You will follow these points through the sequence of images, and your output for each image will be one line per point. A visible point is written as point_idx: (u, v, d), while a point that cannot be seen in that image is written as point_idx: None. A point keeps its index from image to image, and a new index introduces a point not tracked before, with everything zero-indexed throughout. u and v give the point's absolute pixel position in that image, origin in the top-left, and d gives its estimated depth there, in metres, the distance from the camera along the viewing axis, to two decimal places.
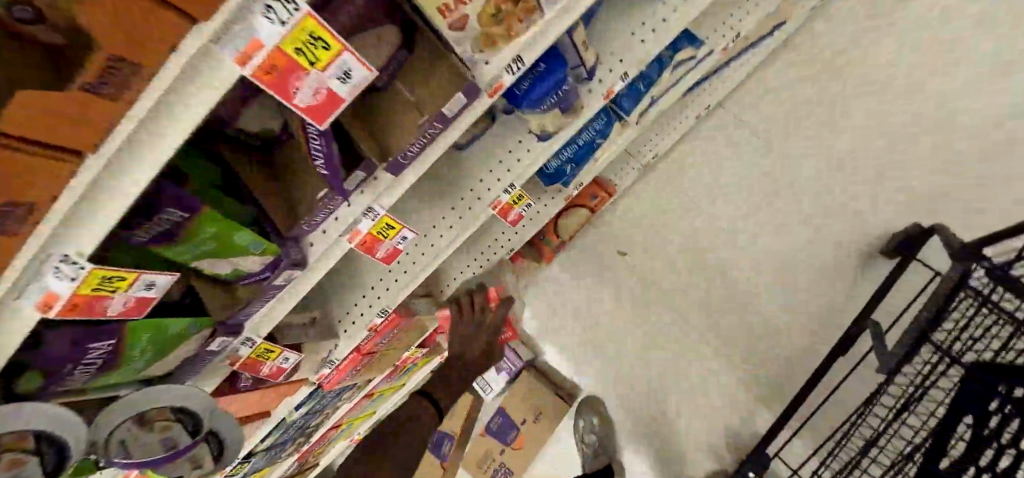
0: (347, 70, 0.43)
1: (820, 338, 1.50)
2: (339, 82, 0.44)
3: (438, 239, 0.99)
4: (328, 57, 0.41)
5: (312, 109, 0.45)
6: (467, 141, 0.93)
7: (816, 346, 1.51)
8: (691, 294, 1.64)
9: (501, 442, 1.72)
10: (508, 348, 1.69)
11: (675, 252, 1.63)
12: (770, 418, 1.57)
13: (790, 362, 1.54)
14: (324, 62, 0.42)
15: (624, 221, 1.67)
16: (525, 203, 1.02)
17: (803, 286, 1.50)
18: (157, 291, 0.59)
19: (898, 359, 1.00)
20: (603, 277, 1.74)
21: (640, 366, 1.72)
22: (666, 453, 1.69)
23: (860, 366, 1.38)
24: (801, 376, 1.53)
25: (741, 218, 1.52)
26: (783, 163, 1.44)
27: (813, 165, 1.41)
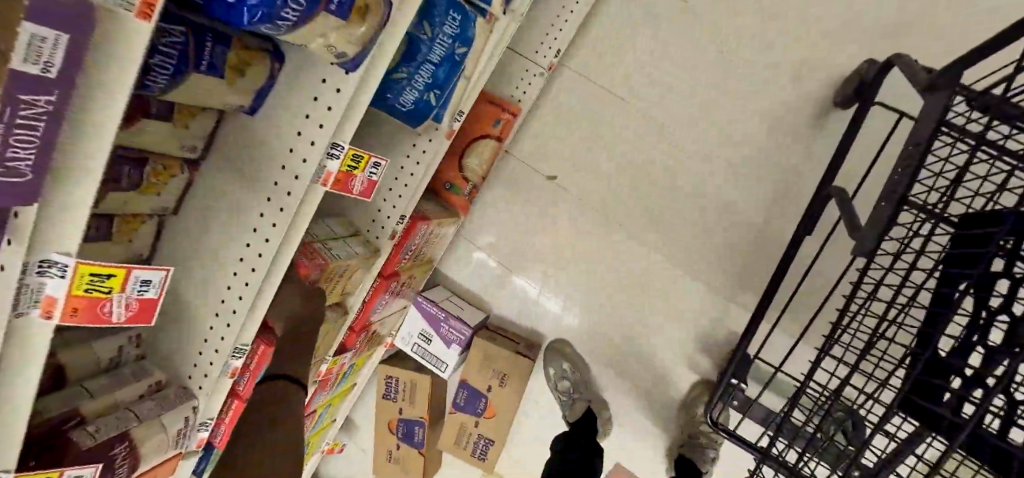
0: None
1: (787, 217, 1.29)
2: None
3: (264, 246, 0.70)
4: None
5: None
6: (247, 100, 0.62)
7: (784, 228, 1.30)
8: (634, 201, 1.41)
9: (473, 415, 1.53)
10: (450, 315, 1.45)
11: (608, 160, 1.41)
12: (744, 313, 1.38)
13: (760, 253, 1.34)
14: None
15: (542, 140, 1.46)
16: (369, 166, 0.74)
17: (757, 165, 1.29)
18: None
19: (878, 236, 0.77)
20: (539, 208, 1.50)
21: (596, 293, 1.50)
22: (647, 384, 1.49)
23: (831, 238, 1.18)
24: (768, 260, 1.33)
25: (671, 100, 1.32)
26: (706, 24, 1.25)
27: (741, 18, 1.22)
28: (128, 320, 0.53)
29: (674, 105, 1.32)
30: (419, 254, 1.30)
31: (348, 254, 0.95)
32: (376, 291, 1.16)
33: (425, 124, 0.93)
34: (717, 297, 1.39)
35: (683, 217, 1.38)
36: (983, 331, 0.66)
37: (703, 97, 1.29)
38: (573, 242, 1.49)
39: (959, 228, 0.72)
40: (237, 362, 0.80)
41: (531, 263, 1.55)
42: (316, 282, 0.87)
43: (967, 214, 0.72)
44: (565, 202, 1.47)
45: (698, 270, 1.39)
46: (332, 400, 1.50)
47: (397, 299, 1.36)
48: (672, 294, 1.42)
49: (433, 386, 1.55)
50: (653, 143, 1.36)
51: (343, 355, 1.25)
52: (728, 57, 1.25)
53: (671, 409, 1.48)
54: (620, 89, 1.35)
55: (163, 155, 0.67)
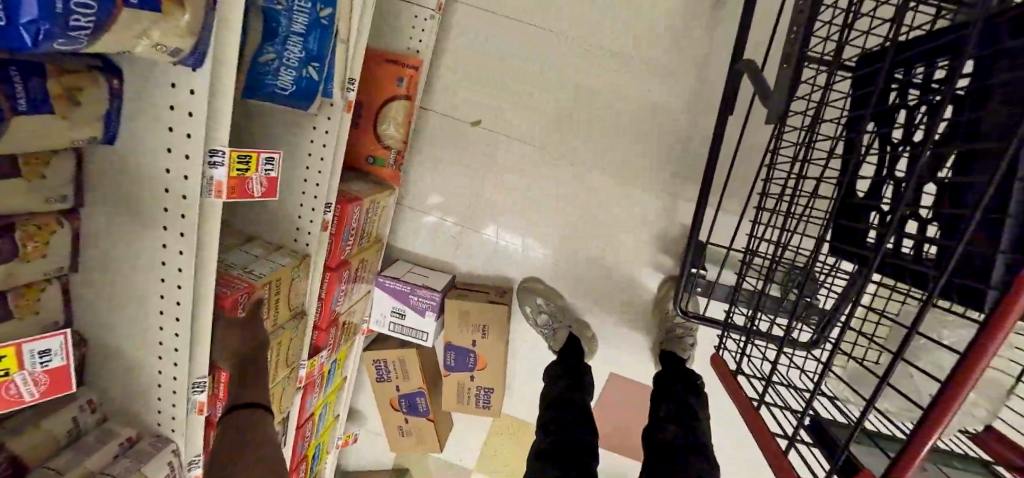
0: None
1: (710, 102, 1.30)
2: None
3: (179, 276, 0.66)
4: None
5: None
6: (95, 129, 0.56)
7: (710, 114, 1.32)
8: (563, 124, 1.39)
9: (466, 371, 1.56)
10: (414, 285, 1.44)
11: (527, 91, 1.37)
12: (691, 205, 1.42)
13: (694, 144, 1.35)
14: None
15: (455, 86, 1.40)
16: (262, 163, 0.70)
17: (672, 58, 1.29)
18: None
19: (787, 97, 0.78)
20: (472, 157, 1.47)
21: (553, 226, 1.51)
22: (620, 297, 1.55)
23: (752, 110, 1.21)
24: (702, 147, 1.35)
25: (574, 16, 1.29)
26: None
27: None
28: (43, 395, 0.50)
29: (578, 19, 1.29)
30: (364, 236, 1.24)
31: (270, 269, 0.92)
32: (329, 285, 1.13)
33: (317, 103, 0.86)
34: (665, 197, 1.42)
35: (614, 130, 1.37)
36: (892, 164, 0.68)
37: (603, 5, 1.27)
38: (515, 182, 1.48)
39: (858, 70, 0.73)
40: (200, 396, 0.78)
41: (480, 213, 1.53)
42: (246, 297, 0.84)
43: (865, 55, 0.72)
44: (495, 145, 1.44)
45: (641, 176, 1.41)
46: (328, 398, 1.50)
47: (358, 286, 1.34)
48: (624, 206, 1.44)
49: (421, 357, 1.56)
50: (568, 64, 1.33)
51: (320, 354, 1.23)
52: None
53: (645, 311, 1.55)
54: (524, 16, 1.31)
55: (32, 214, 0.60)
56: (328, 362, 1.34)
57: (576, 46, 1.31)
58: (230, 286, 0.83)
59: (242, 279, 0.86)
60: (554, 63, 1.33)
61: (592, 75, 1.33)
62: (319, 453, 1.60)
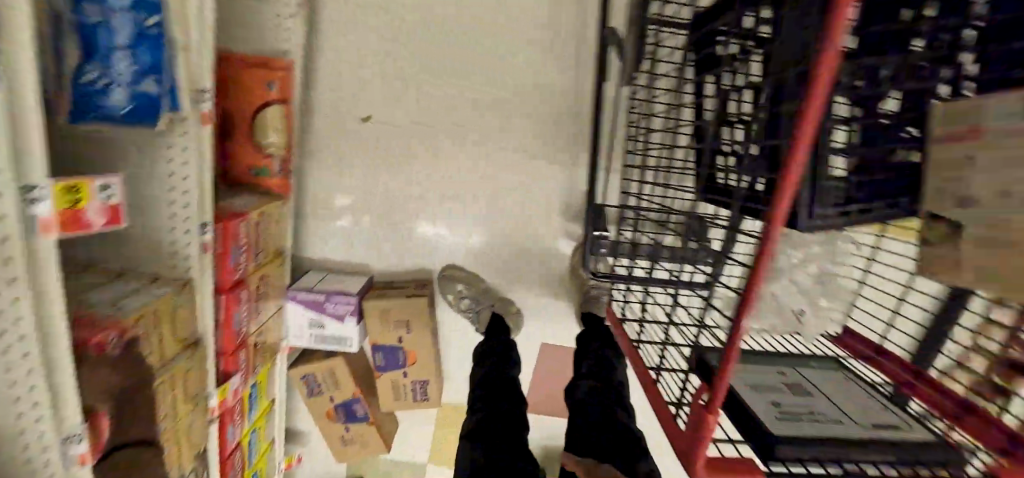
0: None
1: (590, 71, 1.36)
2: None
3: (22, 328, 0.60)
4: None
5: None
6: None
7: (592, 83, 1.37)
8: (454, 110, 1.39)
9: (398, 368, 1.55)
10: (327, 292, 1.40)
11: (412, 81, 1.36)
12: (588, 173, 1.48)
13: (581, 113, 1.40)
14: None
15: (336, 83, 1.36)
16: (95, 190, 0.66)
17: (548, 33, 1.33)
18: None
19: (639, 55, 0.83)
20: (368, 153, 1.44)
21: (462, 212, 1.51)
22: (537, 270, 1.60)
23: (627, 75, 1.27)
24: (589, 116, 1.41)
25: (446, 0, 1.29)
26: None
27: None
28: None
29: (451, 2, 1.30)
30: (259, 253, 1.17)
31: (144, 302, 0.86)
32: (226, 307, 1.08)
33: (166, 119, 0.79)
34: (564, 169, 1.46)
35: (503, 109, 1.40)
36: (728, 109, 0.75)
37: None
38: (416, 173, 1.47)
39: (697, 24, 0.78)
40: (80, 447, 0.71)
41: (386, 210, 1.51)
42: (118, 334, 0.79)
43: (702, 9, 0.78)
44: (389, 138, 1.42)
45: (537, 151, 1.44)
46: (256, 424, 1.44)
47: (265, 304, 1.28)
48: (527, 183, 1.48)
49: (350, 364, 1.53)
50: (448, 48, 1.33)
51: (232, 381, 1.17)
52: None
53: (562, 280, 1.61)
54: (397, 3, 1.30)
55: None
56: (245, 387, 1.28)
57: (451, 30, 1.32)
58: (94, 327, 0.77)
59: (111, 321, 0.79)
60: (433, 50, 1.33)
61: (473, 58, 1.34)
62: None
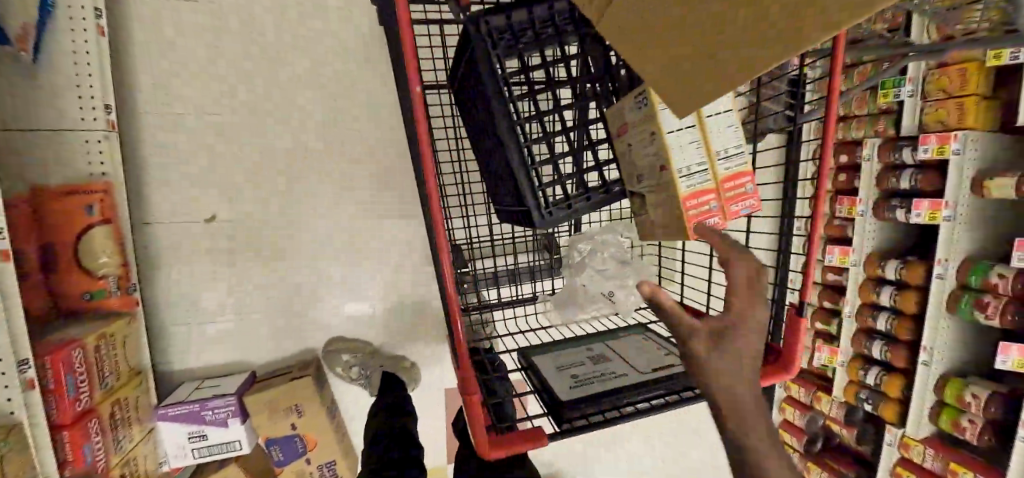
0: None
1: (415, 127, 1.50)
2: None
3: None
4: None
5: None
6: None
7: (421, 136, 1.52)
8: (297, 191, 1.47)
9: (300, 457, 1.50)
10: (200, 401, 1.36)
11: (250, 175, 1.43)
12: None
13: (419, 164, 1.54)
14: None
15: (171, 193, 1.39)
16: None
17: (368, 105, 1.46)
18: None
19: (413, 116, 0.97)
20: (221, 250, 1.46)
21: (331, 283, 1.56)
22: (421, 317, 1.66)
23: None
24: None
25: (266, 92, 1.39)
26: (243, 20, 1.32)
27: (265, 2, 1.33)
28: None
29: (271, 92, 1.39)
30: (104, 381, 1.14)
31: None
32: (73, 444, 1.04)
33: None
34: (417, 220, 1.57)
35: (341, 182, 1.50)
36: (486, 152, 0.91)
37: (288, 76, 1.39)
38: (274, 255, 1.50)
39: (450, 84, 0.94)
40: None
41: (253, 298, 1.52)
42: None
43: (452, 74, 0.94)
44: (238, 228, 1.46)
45: (387, 207, 1.54)
46: None
47: (129, 430, 1.23)
48: (387, 240, 1.57)
49: (246, 467, 1.47)
50: (277, 133, 1.42)
51: None
52: (283, 31, 1.36)
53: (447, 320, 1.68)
54: (216, 109, 1.36)
55: None
56: None
57: (276, 121, 1.41)
58: None
59: None
60: (263, 142, 1.41)
61: (304, 140, 1.44)
62: None
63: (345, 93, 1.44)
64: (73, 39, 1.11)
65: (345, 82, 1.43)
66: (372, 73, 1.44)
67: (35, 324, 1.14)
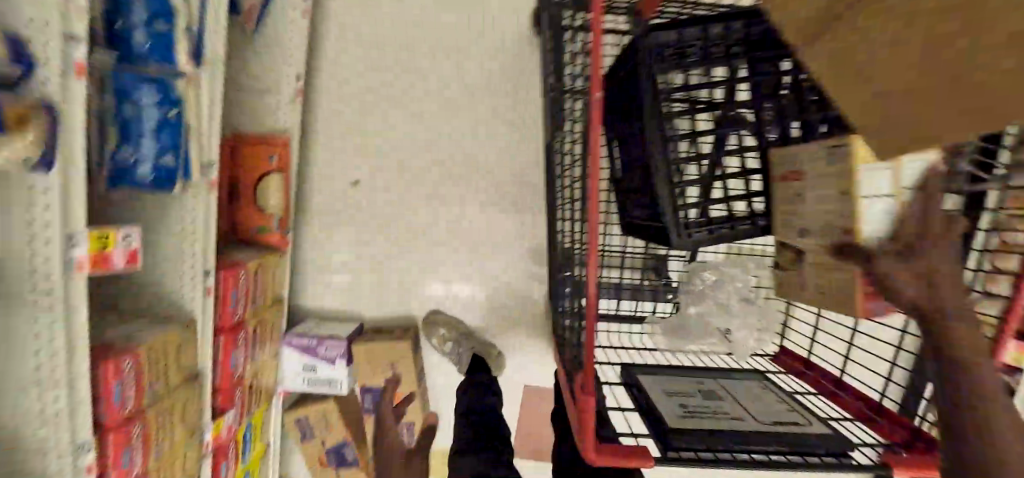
0: None
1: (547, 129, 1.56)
2: None
3: (52, 345, 0.78)
4: None
5: None
6: None
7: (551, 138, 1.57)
8: (430, 170, 1.60)
9: (385, 411, 1.63)
10: (317, 338, 1.54)
11: (394, 149, 1.59)
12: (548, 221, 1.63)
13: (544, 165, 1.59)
14: None
15: (328, 155, 1.60)
16: (120, 236, 0.84)
17: (506, 103, 1.55)
18: None
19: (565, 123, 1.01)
20: (359, 211, 1.64)
21: (439, 259, 1.67)
22: (516, 310, 1.71)
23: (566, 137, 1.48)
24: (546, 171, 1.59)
25: (423, 78, 1.54)
26: (415, 15, 1.49)
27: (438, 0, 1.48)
28: None
29: (428, 78, 1.54)
30: (255, 298, 1.34)
31: (155, 334, 1.01)
32: (224, 347, 1.24)
33: (180, 186, 1.00)
34: (528, 217, 1.63)
35: (468, 169, 1.60)
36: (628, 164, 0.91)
37: (445, 66, 1.53)
38: (399, 224, 1.65)
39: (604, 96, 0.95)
40: (88, 457, 0.86)
41: (374, 259, 1.68)
42: (135, 370, 0.93)
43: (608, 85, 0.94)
44: (376, 195, 1.63)
45: (506, 200, 1.62)
46: (250, 465, 1.54)
47: (261, 348, 1.43)
48: (497, 231, 1.64)
49: (341, 407, 1.63)
50: (424, 115, 1.56)
51: (225, 416, 1.29)
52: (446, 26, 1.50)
53: (540, 319, 1.71)
54: (379, 88, 1.55)
55: None
56: (239, 426, 1.39)
57: (425, 106, 1.56)
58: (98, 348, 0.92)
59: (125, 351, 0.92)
60: (410, 121, 1.57)
61: (444, 125, 1.57)
62: None
63: (487, 88, 1.54)
64: (288, 17, 1.35)
65: (490, 78, 1.54)
66: (514, 74, 1.53)
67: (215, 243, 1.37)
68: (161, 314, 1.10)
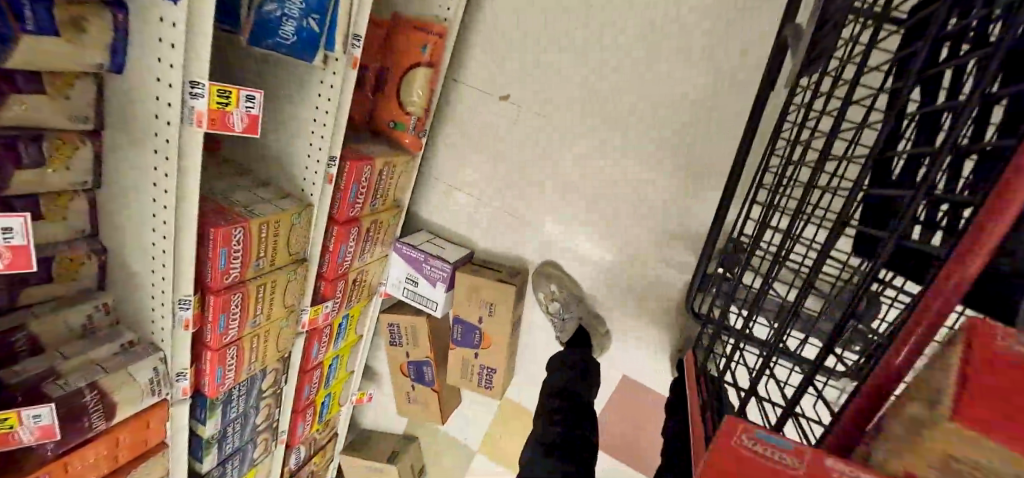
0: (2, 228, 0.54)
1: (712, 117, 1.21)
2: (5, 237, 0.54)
3: (166, 198, 0.75)
4: None
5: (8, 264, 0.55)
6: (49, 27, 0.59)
7: (708, 131, 1.22)
8: (589, 104, 1.33)
9: (471, 347, 1.54)
10: (425, 254, 1.47)
11: (556, 69, 1.33)
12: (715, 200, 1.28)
13: (693, 146, 1.25)
14: None
15: (483, 60, 1.40)
16: (244, 100, 0.74)
17: (711, 36, 1.15)
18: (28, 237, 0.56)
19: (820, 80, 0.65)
20: (497, 138, 1.47)
21: (569, 208, 1.45)
22: (638, 294, 1.45)
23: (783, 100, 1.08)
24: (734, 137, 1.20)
25: (582, 29, 1.27)
26: None
27: None
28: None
29: (583, 35, 1.27)
30: (375, 196, 1.25)
31: (272, 210, 0.96)
32: (336, 238, 1.20)
33: (322, 57, 0.90)
34: (689, 188, 1.29)
35: (635, 112, 1.29)
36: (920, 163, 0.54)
37: (607, 19, 1.24)
38: (538, 157, 1.44)
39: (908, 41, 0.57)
40: (187, 313, 0.86)
41: (501, 187, 1.51)
42: (243, 241, 0.89)
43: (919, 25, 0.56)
44: (520, 121, 1.42)
45: (664, 166, 1.30)
46: (341, 351, 1.58)
47: (372, 246, 1.38)
48: (646, 195, 1.34)
49: (431, 326, 1.58)
50: (602, 33, 1.26)
51: (325, 303, 1.28)
52: None
53: (662, 314, 1.43)
54: None
55: (59, 129, 0.73)
56: (338, 315, 1.40)
57: (606, 22, 1.24)
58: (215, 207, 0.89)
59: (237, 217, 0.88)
60: (584, 38, 1.28)
61: (623, 52, 1.25)
62: (329, 404, 1.70)
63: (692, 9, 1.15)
64: None
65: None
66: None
67: (349, 130, 1.29)
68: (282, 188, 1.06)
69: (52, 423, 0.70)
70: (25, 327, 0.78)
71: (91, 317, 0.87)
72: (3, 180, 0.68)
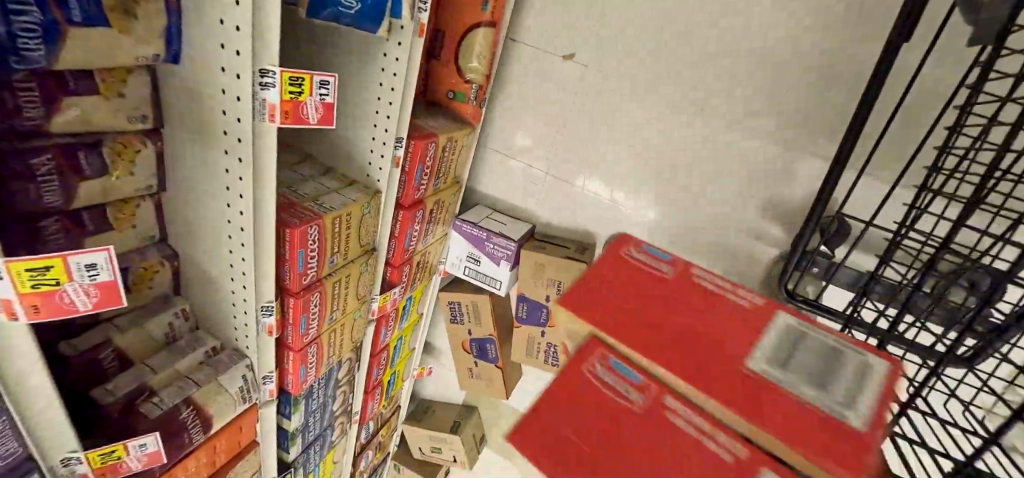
0: (87, 267, 0.46)
1: (705, 122, 1.18)
2: (91, 276, 0.47)
3: (242, 203, 0.68)
4: (61, 273, 0.45)
5: (98, 302, 0.49)
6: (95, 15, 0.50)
7: (779, 109, 1.09)
8: (664, 61, 1.17)
9: (537, 325, 1.48)
10: (486, 231, 1.38)
11: (624, 24, 1.18)
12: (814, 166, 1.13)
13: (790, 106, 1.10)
14: (70, 273, 0.46)
15: (541, 16, 1.25)
16: (317, 87, 0.64)
17: None
18: (116, 272, 0.49)
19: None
20: (558, 104, 1.33)
21: (641, 177, 1.32)
22: (719, 275, 1.32)
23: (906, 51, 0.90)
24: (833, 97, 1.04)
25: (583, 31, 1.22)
26: None
27: None
28: (83, 308, 0.48)
29: (582, 35, 1.23)
30: (438, 174, 1.16)
31: (342, 202, 0.88)
32: (402, 223, 1.12)
33: (386, 26, 0.79)
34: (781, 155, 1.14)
35: (718, 69, 1.12)
36: None
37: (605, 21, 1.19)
38: (604, 122, 1.30)
39: None
40: (270, 319, 0.81)
41: (562, 156, 1.39)
42: (319, 239, 0.82)
43: None
44: (585, 86, 1.28)
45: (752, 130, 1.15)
46: (404, 331, 1.55)
47: (435, 225, 1.30)
48: (730, 163, 1.20)
49: (495, 304, 1.52)
50: None
51: (392, 290, 1.22)
52: None
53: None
54: None
55: (118, 131, 0.66)
56: (403, 298, 1.35)
57: None
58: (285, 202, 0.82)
59: (311, 213, 0.81)
60: None
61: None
62: (393, 382, 1.69)
63: None
64: None
65: None
66: None
67: None
68: (348, 174, 0.98)
69: (158, 450, 0.67)
70: (112, 341, 0.75)
71: (171, 325, 0.83)
72: (69, 192, 0.62)
